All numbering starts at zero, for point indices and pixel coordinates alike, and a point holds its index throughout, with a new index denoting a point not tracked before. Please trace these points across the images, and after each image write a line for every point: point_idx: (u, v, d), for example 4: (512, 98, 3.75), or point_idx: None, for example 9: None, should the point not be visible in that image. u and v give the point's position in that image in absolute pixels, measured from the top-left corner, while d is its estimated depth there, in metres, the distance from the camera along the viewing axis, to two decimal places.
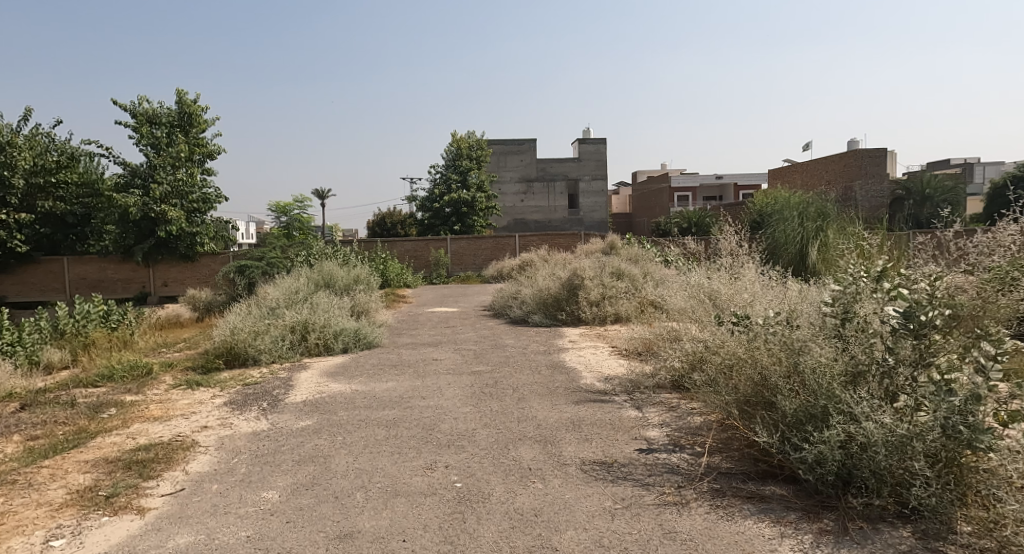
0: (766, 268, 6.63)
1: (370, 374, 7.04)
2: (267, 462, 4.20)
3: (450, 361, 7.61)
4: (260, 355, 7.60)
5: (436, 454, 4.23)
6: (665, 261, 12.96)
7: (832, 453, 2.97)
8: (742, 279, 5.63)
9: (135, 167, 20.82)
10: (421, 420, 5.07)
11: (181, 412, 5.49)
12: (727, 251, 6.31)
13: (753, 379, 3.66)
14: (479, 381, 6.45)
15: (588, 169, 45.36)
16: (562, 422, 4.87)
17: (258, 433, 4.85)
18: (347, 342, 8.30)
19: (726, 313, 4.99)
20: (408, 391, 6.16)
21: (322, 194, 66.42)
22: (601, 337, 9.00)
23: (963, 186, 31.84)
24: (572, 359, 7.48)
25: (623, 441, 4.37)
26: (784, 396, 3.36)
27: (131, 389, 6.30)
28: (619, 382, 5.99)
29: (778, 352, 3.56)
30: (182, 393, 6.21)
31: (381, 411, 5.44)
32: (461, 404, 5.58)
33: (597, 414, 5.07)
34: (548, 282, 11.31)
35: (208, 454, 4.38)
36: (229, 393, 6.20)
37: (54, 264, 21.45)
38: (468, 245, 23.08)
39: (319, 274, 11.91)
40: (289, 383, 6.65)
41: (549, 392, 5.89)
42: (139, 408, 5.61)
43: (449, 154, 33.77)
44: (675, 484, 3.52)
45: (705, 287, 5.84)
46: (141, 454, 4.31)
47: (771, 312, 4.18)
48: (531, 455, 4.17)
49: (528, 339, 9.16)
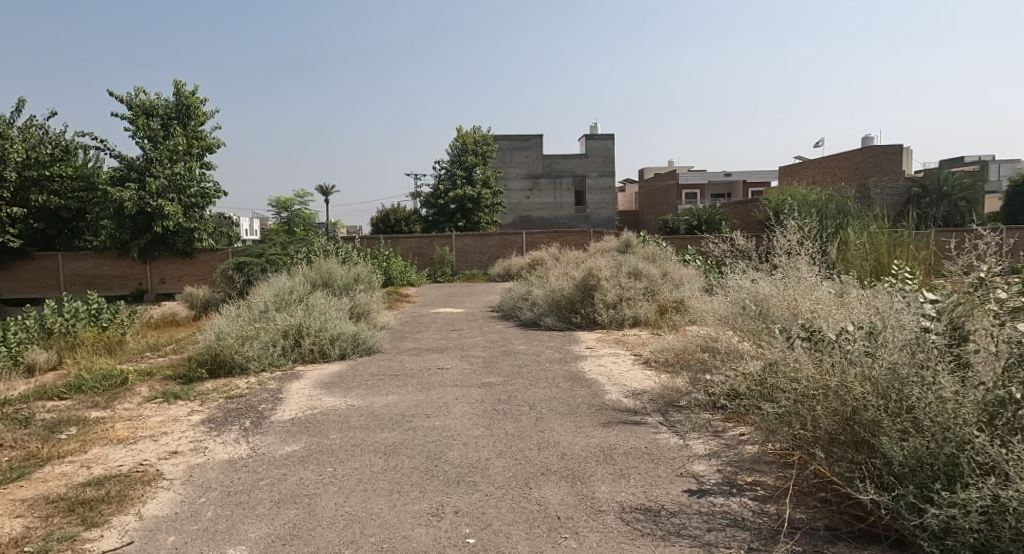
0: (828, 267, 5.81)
1: (369, 385, 6.35)
2: (240, 503, 3.49)
3: (458, 370, 6.89)
4: (249, 364, 6.90)
5: (444, 494, 3.53)
6: (685, 262, 12.24)
7: (974, 520, 2.24)
8: (797, 282, 4.84)
9: (131, 160, 20.18)
10: (425, 447, 4.36)
11: (151, 432, 4.79)
12: (782, 249, 5.50)
13: (840, 413, 2.89)
14: (490, 396, 5.73)
15: (596, 165, 44.42)
16: (592, 451, 4.16)
17: (235, 462, 4.16)
18: (345, 348, 7.63)
19: (791, 324, 4.20)
20: (410, 407, 5.44)
21: (328, 190, 65.65)
22: (620, 343, 8.29)
23: (980, 183, 31.05)
24: (592, 369, 6.74)
25: (667, 478, 3.65)
26: (890, 437, 2.60)
27: (100, 404, 5.59)
28: (650, 400, 5.28)
29: (875, 380, 2.79)
30: (156, 408, 5.50)
31: (380, 432, 4.73)
32: (469, 425, 4.85)
33: (630, 439, 4.36)
34: (561, 282, 10.57)
35: (171, 490, 3.68)
36: (210, 408, 5.49)
37: (49, 260, 20.78)
38: (473, 241, 22.32)
39: (317, 271, 11.19)
40: (278, 396, 5.94)
41: (571, 410, 5.17)
42: (103, 427, 4.91)
43: (455, 149, 33.04)
44: (746, 545, 2.78)
45: (759, 292, 5.02)
46: (91, 490, 3.60)
47: (847, 327, 3.43)
48: (559, 496, 3.45)
49: (541, 345, 8.44)
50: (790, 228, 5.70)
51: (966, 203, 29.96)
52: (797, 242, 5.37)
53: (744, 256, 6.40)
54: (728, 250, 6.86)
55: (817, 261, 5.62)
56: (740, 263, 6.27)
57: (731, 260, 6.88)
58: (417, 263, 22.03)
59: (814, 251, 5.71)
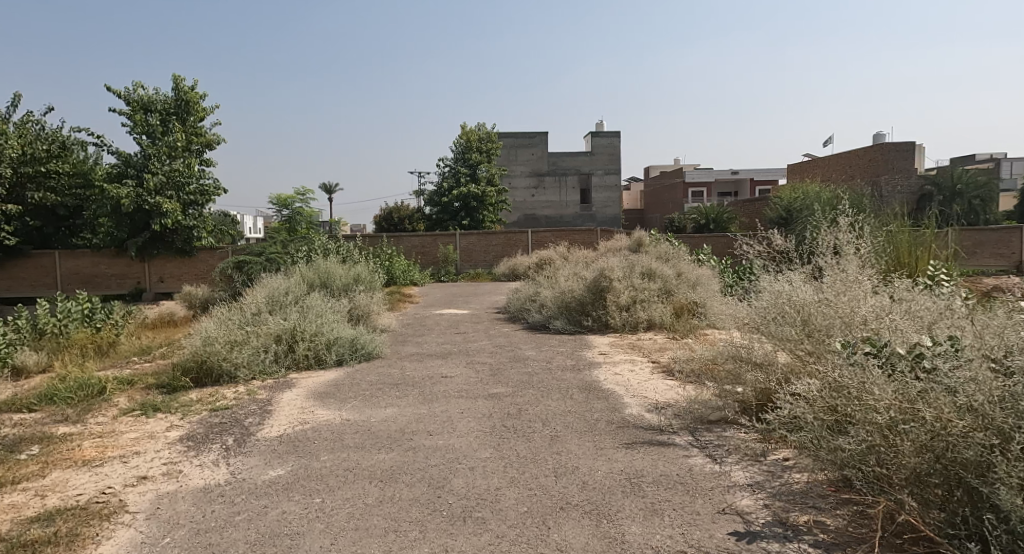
0: (877, 270, 5.28)
1: (367, 396, 5.84)
2: (208, 546, 2.99)
3: (463, 379, 6.36)
4: (237, 371, 6.40)
5: (448, 535, 3.04)
6: (699, 262, 11.71)
7: None
8: (845, 286, 4.29)
9: (129, 156, 19.65)
10: (426, 471, 3.85)
11: (123, 451, 4.32)
12: (830, 249, 4.95)
13: (930, 449, 2.37)
14: (499, 409, 5.21)
15: (601, 163, 43.83)
16: (617, 479, 3.64)
17: (211, 489, 3.68)
18: (342, 354, 7.14)
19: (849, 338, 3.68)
20: (412, 422, 4.93)
21: (330, 187, 65.25)
22: (636, 348, 7.76)
23: (996, 181, 29.97)
24: (607, 378, 6.20)
25: (708, 516, 3.13)
26: (1009, 488, 2.09)
27: (70, 417, 5.11)
28: (676, 417, 4.77)
29: (981, 413, 2.28)
30: (132, 422, 5.01)
31: (377, 453, 4.22)
32: (476, 445, 4.34)
33: (658, 463, 3.86)
34: (571, 283, 10.03)
35: (131, 528, 3.19)
36: (191, 423, 4.99)
37: (46, 259, 20.38)
38: (477, 240, 21.81)
39: (315, 271, 10.67)
40: (267, 409, 5.43)
41: (589, 428, 4.66)
42: (69, 446, 4.42)
43: (459, 146, 32.49)
44: None
45: (798, 296, 4.45)
46: (38, 529, 3.11)
47: (924, 345, 2.92)
48: (582, 539, 2.96)
49: (551, 350, 7.90)
50: (840, 224, 5.14)
51: (979, 202, 29.13)
52: (846, 241, 4.82)
53: (781, 257, 5.84)
54: (762, 250, 6.30)
55: (867, 262, 5.09)
56: (776, 265, 5.73)
57: (766, 262, 6.34)
58: (420, 263, 21.52)
59: (862, 253, 5.18)
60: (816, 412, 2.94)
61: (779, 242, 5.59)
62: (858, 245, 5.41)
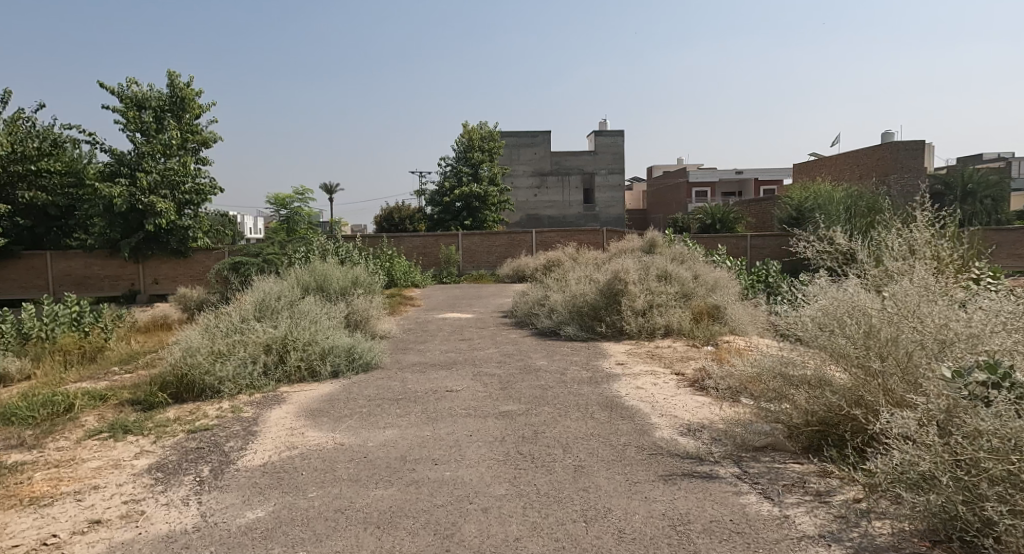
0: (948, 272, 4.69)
1: (365, 413, 5.25)
2: None
3: (471, 395, 5.76)
4: (222, 386, 5.81)
5: None
6: (715, 262, 11.13)
7: None
8: (917, 292, 3.68)
9: (122, 155, 19.05)
10: (431, 515, 3.25)
11: (83, 485, 3.74)
12: (898, 255, 4.39)
13: None
14: (512, 432, 4.62)
15: (605, 163, 43.23)
16: (661, 529, 3.03)
17: (173, 538, 3.08)
18: (338, 364, 6.56)
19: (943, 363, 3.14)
20: (414, 447, 4.35)
21: (330, 187, 64.79)
22: (655, 357, 7.17)
23: (1007, 181, 29.22)
24: (630, 394, 5.61)
25: None
26: None
27: (28, 442, 4.53)
28: (716, 443, 4.15)
29: None
30: (97, 447, 4.42)
31: (374, 490, 3.62)
32: (489, 479, 3.73)
33: (704, 505, 3.25)
34: (582, 286, 9.44)
35: None
36: (162, 449, 4.40)
37: (37, 259, 19.79)
38: (481, 241, 21.24)
39: (311, 273, 10.05)
40: (251, 430, 4.84)
41: (618, 457, 4.05)
42: (19, 479, 3.82)
43: (461, 145, 31.90)
44: None
45: (862, 302, 3.77)
46: None
47: None
48: None
49: (564, 360, 7.30)
50: (916, 228, 4.57)
51: (989, 201, 28.52)
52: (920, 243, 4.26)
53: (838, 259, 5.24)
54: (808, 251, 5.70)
55: (942, 269, 4.47)
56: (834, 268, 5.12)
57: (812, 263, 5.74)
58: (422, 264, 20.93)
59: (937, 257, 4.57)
60: (939, 466, 2.45)
61: (841, 241, 4.92)
62: (934, 246, 4.77)
